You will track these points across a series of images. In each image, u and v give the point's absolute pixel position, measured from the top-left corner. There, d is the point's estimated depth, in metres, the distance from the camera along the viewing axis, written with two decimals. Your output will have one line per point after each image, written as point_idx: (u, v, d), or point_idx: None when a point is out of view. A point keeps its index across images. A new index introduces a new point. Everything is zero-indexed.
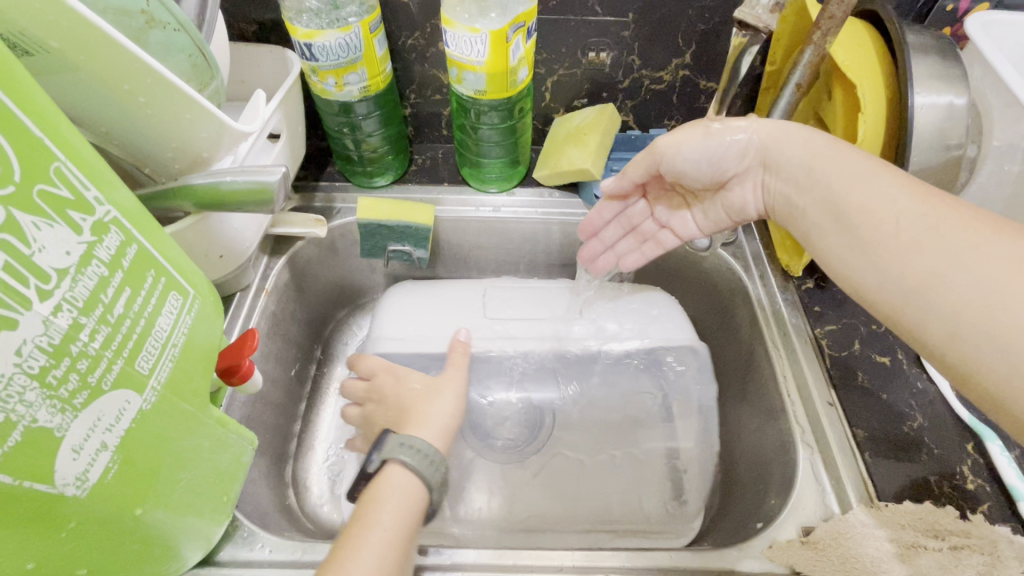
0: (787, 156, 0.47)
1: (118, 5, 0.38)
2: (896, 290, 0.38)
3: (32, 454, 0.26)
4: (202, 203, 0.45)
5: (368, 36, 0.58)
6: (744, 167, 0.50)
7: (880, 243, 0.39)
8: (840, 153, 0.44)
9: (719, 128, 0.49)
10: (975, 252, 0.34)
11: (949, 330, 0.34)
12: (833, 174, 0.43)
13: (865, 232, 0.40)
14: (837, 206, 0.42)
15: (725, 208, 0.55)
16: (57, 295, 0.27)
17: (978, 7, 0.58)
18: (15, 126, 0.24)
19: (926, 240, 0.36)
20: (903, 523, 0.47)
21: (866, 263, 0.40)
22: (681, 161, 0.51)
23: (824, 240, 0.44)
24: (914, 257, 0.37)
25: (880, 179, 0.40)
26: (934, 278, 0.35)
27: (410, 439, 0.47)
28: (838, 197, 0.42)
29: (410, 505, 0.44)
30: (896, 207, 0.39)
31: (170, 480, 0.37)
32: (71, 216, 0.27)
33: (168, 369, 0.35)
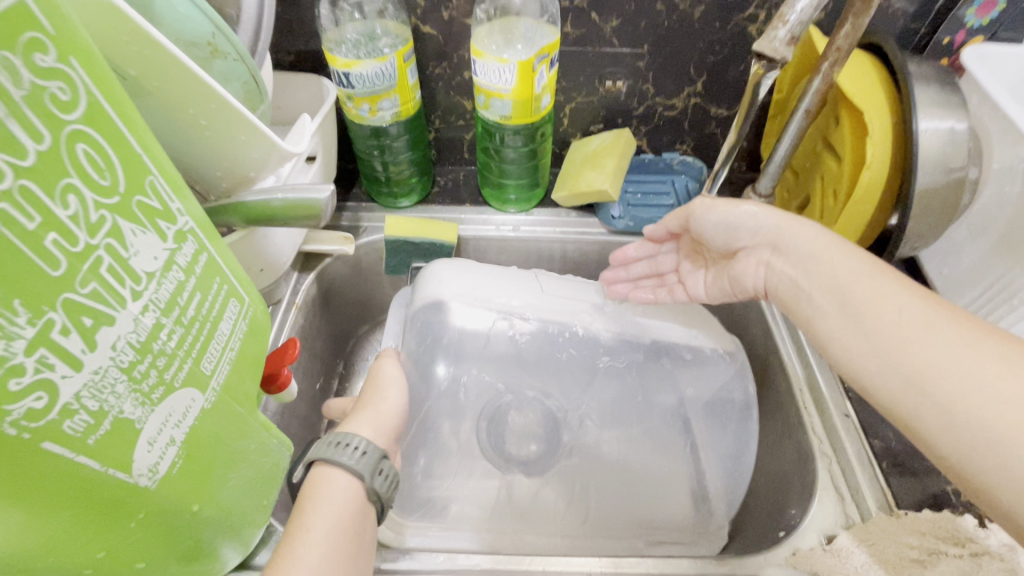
0: (796, 242, 0.48)
1: (188, 38, 0.42)
2: (896, 382, 0.38)
3: (117, 443, 0.28)
4: (251, 219, 0.48)
5: (402, 66, 0.61)
6: (757, 243, 0.52)
7: (880, 331, 0.39)
8: (848, 247, 0.45)
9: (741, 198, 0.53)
10: (975, 354, 0.35)
11: (946, 421, 0.34)
12: (837, 265, 0.44)
13: (869, 319, 0.40)
14: (845, 294, 0.43)
15: (731, 275, 0.56)
16: (145, 296, 0.29)
17: (972, 40, 0.63)
18: (120, 141, 0.27)
19: (930, 333, 0.37)
20: (924, 531, 0.48)
21: (866, 349, 0.40)
22: (705, 223, 0.55)
23: (824, 325, 0.44)
24: (910, 351, 0.37)
25: (879, 277, 0.42)
26: (936, 372, 0.35)
27: (343, 440, 0.46)
28: (844, 286, 0.43)
29: (345, 505, 0.44)
30: (899, 301, 0.40)
31: (222, 479, 0.39)
32: (160, 225, 0.30)
33: (226, 371, 0.37)
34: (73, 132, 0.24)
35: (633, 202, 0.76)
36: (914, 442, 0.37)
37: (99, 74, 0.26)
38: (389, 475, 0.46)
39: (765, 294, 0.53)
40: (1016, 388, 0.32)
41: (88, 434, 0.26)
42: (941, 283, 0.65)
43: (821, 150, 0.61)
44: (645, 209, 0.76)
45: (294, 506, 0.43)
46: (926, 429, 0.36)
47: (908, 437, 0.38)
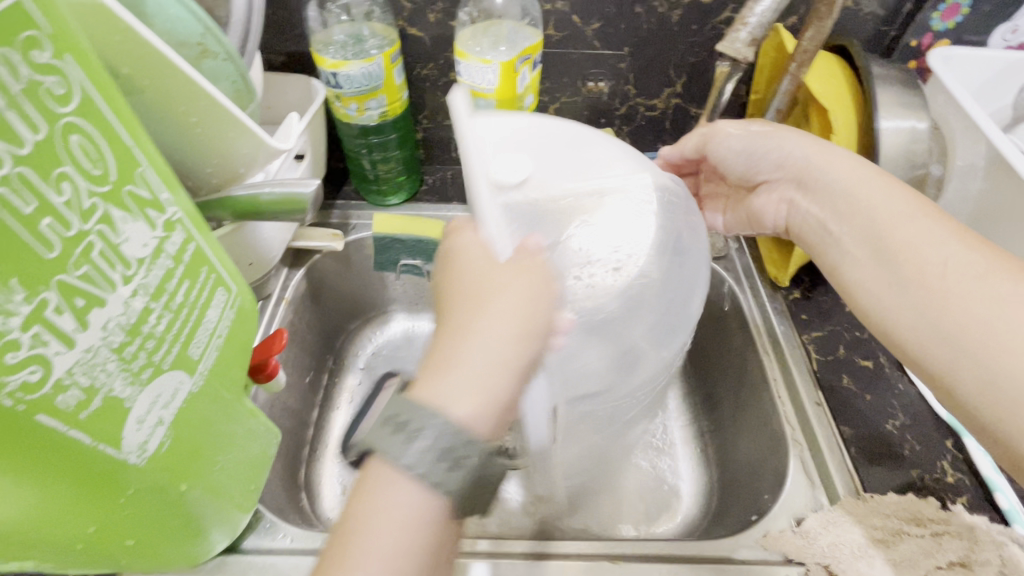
0: (825, 181, 0.49)
1: (178, 39, 0.43)
2: (934, 335, 0.40)
3: (108, 421, 0.30)
4: (239, 213, 0.50)
5: (388, 66, 0.63)
6: (784, 180, 0.53)
7: (920, 280, 0.41)
8: (888, 186, 0.46)
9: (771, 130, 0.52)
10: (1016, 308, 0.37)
11: (975, 368, 0.37)
12: (878, 207, 0.45)
13: (907, 268, 0.42)
14: (880, 240, 0.44)
15: (750, 208, 0.58)
16: (135, 280, 0.30)
17: (939, 43, 0.65)
18: (112, 134, 0.29)
19: (972, 284, 0.39)
20: (888, 512, 0.50)
21: (901, 294, 0.43)
22: (730, 150, 0.55)
23: (855, 271, 0.47)
24: (954, 304, 0.39)
25: (925, 221, 0.43)
26: (979, 325, 0.38)
27: (411, 419, 0.33)
28: (880, 230, 0.45)
29: (405, 536, 0.32)
30: (943, 253, 0.41)
31: (209, 461, 0.40)
32: (149, 214, 0.31)
33: (213, 357, 0.39)
34: (67, 124, 0.26)
35: None
36: (938, 392, 0.40)
37: (94, 71, 0.27)
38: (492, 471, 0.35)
39: (784, 231, 0.55)
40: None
41: (79, 409, 0.28)
42: None
43: None
44: None
45: (341, 518, 0.33)
46: (956, 374, 0.38)
47: (932, 388, 0.41)
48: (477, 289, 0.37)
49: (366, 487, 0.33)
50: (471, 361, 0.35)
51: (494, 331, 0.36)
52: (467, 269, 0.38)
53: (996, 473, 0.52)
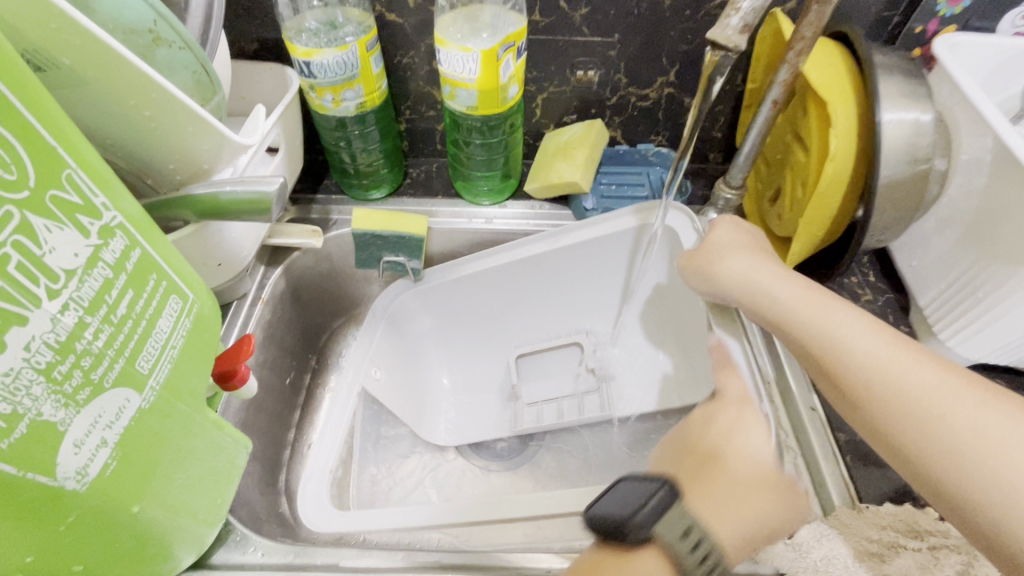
0: (774, 302, 0.51)
1: (126, 25, 0.40)
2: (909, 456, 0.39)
3: (36, 446, 0.27)
4: (202, 211, 0.47)
5: (364, 55, 0.60)
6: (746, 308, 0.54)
7: (873, 404, 0.42)
8: (823, 310, 0.48)
9: (715, 269, 0.55)
10: (954, 414, 0.38)
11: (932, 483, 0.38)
12: (820, 332, 0.47)
13: (858, 391, 0.43)
14: (829, 367, 0.45)
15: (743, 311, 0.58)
16: (65, 294, 0.28)
17: (945, 29, 0.62)
18: (31, 134, 0.26)
19: (909, 398, 0.40)
20: (883, 524, 0.49)
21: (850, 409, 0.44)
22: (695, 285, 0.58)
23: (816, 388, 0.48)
24: (910, 423, 0.39)
25: (859, 334, 0.45)
26: (947, 440, 0.38)
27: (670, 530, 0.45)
28: (819, 348, 0.46)
29: None
30: (882, 370, 0.42)
31: (166, 478, 0.38)
32: (80, 220, 0.29)
33: (168, 369, 0.36)
34: None
35: (606, 193, 0.75)
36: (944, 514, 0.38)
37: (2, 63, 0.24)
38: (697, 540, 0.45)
39: None
40: (1003, 447, 0.35)
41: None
42: (910, 276, 0.65)
43: (790, 141, 0.60)
44: (617, 201, 0.74)
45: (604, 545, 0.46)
46: (927, 488, 0.39)
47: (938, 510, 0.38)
48: (761, 485, 0.49)
49: (631, 556, 0.44)
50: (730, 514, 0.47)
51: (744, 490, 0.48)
52: (734, 461, 0.50)
53: None
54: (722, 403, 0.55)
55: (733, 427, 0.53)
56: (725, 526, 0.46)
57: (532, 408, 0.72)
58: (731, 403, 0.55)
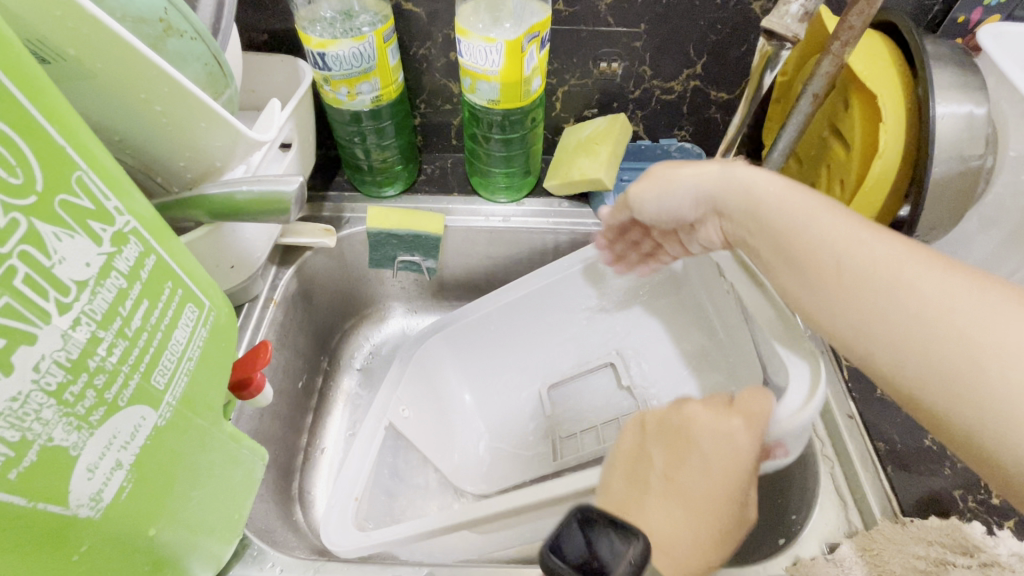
0: (732, 197, 0.44)
1: (136, 13, 0.37)
2: (859, 342, 0.34)
3: (47, 474, 0.25)
4: (215, 212, 0.45)
5: (381, 45, 0.57)
6: (704, 212, 0.48)
7: (830, 284, 0.35)
8: (781, 187, 0.41)
9: (672, 176, 0.48)
10: (925, 289, 0.31)
11: (905, 382, 0.31)
12: (775, 213, 0.40)
13: (812, 272, 0.37)
14: (786, 249, 0.39)
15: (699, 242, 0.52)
16: (76, 308, 0.26)
17: (989, 19, 0.59)
18: (38, 133, 0.24)
19: (877, 281, 0.33)
20: (930, 539, 0.46)
21: (815, 303, 0.37)
22: (651, 209, 0.51)
23: (778, 284, 0.41)
24: (862, 302, 0.33)
25: (821, 216, 0.38)
26: (899, 314, 0.31)
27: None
28: (783, 237, 0.39)
29: None
30: (837, 248, 0.36)
31: (182, 498, 0.36)
32: (92, 227, 0.26)
33: (184, 383, 0.34)
34: None
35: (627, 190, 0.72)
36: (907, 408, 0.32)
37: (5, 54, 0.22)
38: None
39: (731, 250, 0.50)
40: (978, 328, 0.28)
41: (7, 469, 0.23)
42: None
43: (828, 137, 0.58)
44: None
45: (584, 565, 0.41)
46: (896, 382, 0.32)
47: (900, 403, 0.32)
48: (718, 509, 0.41)
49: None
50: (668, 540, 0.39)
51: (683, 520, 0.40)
52: (691, 473, 0.41)
53: None
54: (730, 409, 0.44)
55: (721, 439, 0.42)
56: (650, 526, 0.39)
57: (570, 438, 0.66)
58: (736, 416, 0.43)
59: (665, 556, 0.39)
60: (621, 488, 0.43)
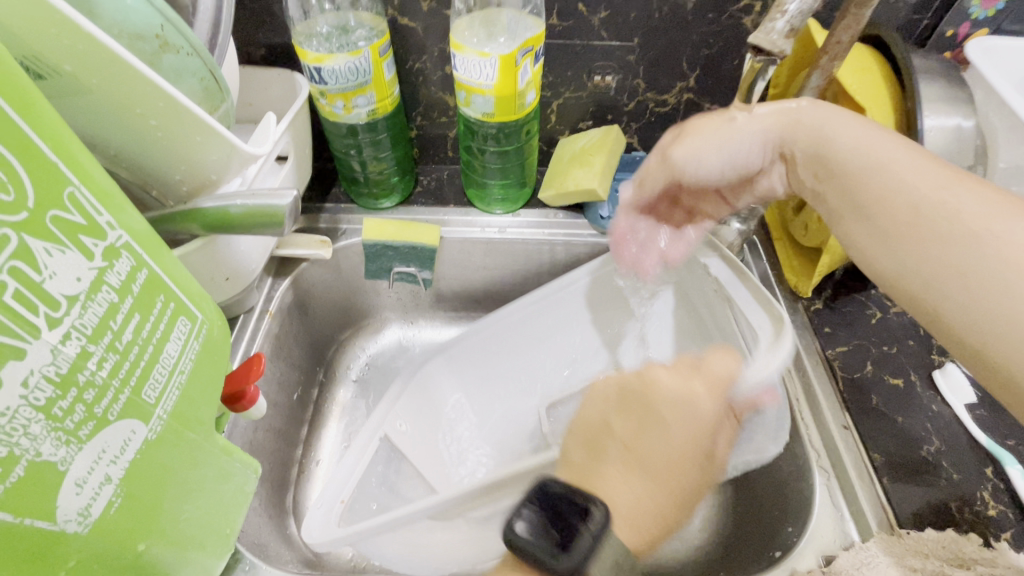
0: (800, 140, 0.45)
1: (132, 30, 0.38)
2: (917, 285, 0.36)
3: (34, 490, 0.25)
4: (210, 225, 0.45)
5: (377, 60, 0.58)
6: (772, 158, 0.49)
7: (899, 232, 0.37)
8: (857, 130, 0.42)
9: (733, 127, 0.48)
10: (1004, 239, 0.32)
11: (973, 327, 0.33)
12: (848, 158, 0.42)
13: (883, 219, 0.39)
14: (855, 195, 0.41)
15: (754, 194, 0.53)
16: (66, 322, 0.26)
17: (977, 32, 0.60)
18: (31, 151, 0.24)
19: (958, 221, 0.34)
20: (927, 552, 0.46)
21: (889, 255, 0.38)
22: (702, 167, 0.50)
23: (844, 232, 0.42)
24: (932, 248, 0.35)
25: (898, 158, 0.39)
26: (968, 265, 0.33)
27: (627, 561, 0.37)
28: (854, 185, 0.41)
29: None
30: (913, 194, 0.37)
31: (173, 513, 0.35)
32: (83, 242, 0.26)
33: (176, 397, 0.34)
34: None
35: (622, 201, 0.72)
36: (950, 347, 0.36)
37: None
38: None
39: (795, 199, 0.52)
40: None
41: None
42: None
43: None
44: None
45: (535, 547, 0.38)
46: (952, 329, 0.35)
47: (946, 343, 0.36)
48: (680, 473, 0.41)
49: None
50: (630, 504, 0.40)
51: (647, 486, 0.40)
52: (650, 439, 0.42)
53: None
54: (691, 374, 0.44)
55: (678, 402, 0.42)
56: (610, 495, 0.40)
57: None
58: (698, 379, 0.44)
59: (623, 520, 0.39)
60: (582, 459, 0.44)
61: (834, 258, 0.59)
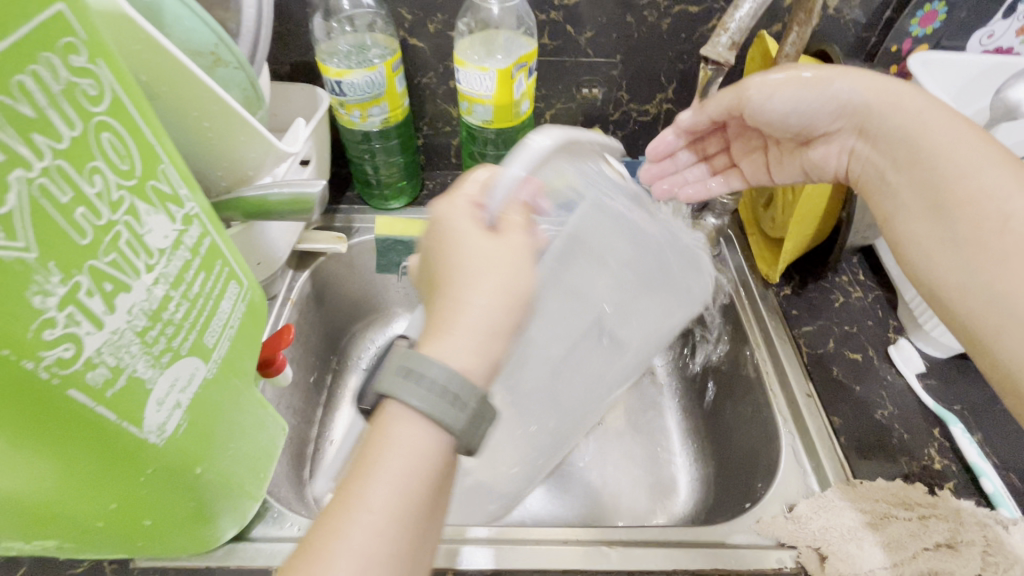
0: (891, 126, 0.49)
1: (193, 48, 0.46)
2: (981, 292, 0.42)
3: (130, 400, 0.32)
4: (249, 213, 0.52)
5: (390, 75, 0.66)
6: (845, 128, 0.53)
7: (975, 239, 0.43)
8: (955, 131, 0.46)
9: (826, 81, 0.51)
10: None
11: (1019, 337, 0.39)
12: (945, 158, 0.46)
13: (963, 224, 0.44)
14: (942, 196, 0.45)
15: (802, 162, 0.58)
16: (157, 269, 0.33)
17: (918, 48, 0.69)
18: (139, 135, 0.31)
19: None
20: (876, 497, 0.52)
21: (957, 260, 0.44)
22: (771, 109, 0.54)
23: (910, 223, 0.48)
24: (1005, 262, 0.40)
25: (988, 169, 0.43)
26: None
27: (419, 367, 0.33)
28: (943, 186, 0.45)
29: (419, 470, 0.32)
30: (1002, 207, 0.42)
31: (221, 448, 0.42)
32: (170, 208, 0.34)
33: (227, 347, 0.41)
34: (99, 122, 0.28)
35: None
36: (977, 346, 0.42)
37: (121, 76, 0.30)
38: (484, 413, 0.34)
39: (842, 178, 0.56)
40: None
41: (106, 386, 0.30)
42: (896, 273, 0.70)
43: None
44: None
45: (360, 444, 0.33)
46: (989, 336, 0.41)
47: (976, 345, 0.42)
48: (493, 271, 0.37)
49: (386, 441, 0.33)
50: (464, 319, 0.35)
51: (480, 297, 0.36)
52: (446, 262, 0.38)
53: (982, 459, 0.54)
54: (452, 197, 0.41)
55: (446, 229, 0.39)
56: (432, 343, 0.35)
57: None
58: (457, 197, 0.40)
59: (449, 336, 0.35)
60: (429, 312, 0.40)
61: (791, 250, 0.67)
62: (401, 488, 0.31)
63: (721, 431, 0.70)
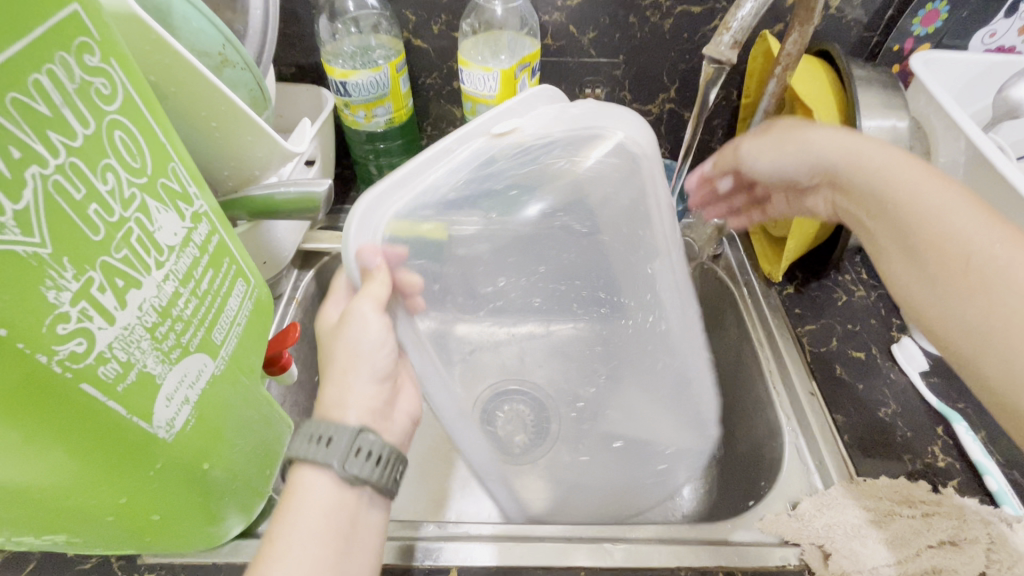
0: (858, 181, 0.47)
1: (201, 49, 0.46)
2: (964, 337, 0.38)
3: (142, 394, 0.32)
4: (255, 212, 0.53)
5: (394, 75, 0.66)
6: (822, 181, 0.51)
7: (948, 277, 0.39)
8: (914, 171, 0.43)
9: (799, 139, 0.51)
10: None
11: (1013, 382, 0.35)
12: (909, 199, 0.42)
13: (933, 265, 0.40)
14: (910, 239, 0.42)
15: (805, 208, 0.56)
16: (167, 266, 0.33)
17: (920, 47, 0.69)
18: (150, 134, 0.32)
19: (1000, 283, 0.36)
20: (880, 495, 0.52)
21: (935, 300, 0.40)
22: (756, 168, 0.55)
23: (890, 264, 0.44)
24: (984, 301, 0.36)
25: (957, 207, 0.40)
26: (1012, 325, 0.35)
27: (321, 432, 0.42)
28: (909, 228, 0.42)
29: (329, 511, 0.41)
30: (968, 245, 0.38)
31: (229, 444, 0.42)
32: (179, 206, 0.34)
33: (234, 344, 0.41)
34: (112, 120, 0.29)
35: None
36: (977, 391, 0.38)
37: (134, 76, 0.31)
38: (371, 451, 0.42)
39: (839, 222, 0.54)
40: None
41: (118, 381, 0.30)
42: None
43: None
44: None
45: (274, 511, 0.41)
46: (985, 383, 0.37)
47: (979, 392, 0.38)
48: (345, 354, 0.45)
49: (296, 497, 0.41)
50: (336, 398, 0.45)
51: (349, 376, 0.46)
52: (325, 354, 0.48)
53: (986, 457, 0.54)
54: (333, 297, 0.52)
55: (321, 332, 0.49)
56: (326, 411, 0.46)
57: None
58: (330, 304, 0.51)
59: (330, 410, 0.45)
60: None
61: (794, 249, 0.67)
62: (313, 526, 0.40)
63: (724, 429, 0.70)
